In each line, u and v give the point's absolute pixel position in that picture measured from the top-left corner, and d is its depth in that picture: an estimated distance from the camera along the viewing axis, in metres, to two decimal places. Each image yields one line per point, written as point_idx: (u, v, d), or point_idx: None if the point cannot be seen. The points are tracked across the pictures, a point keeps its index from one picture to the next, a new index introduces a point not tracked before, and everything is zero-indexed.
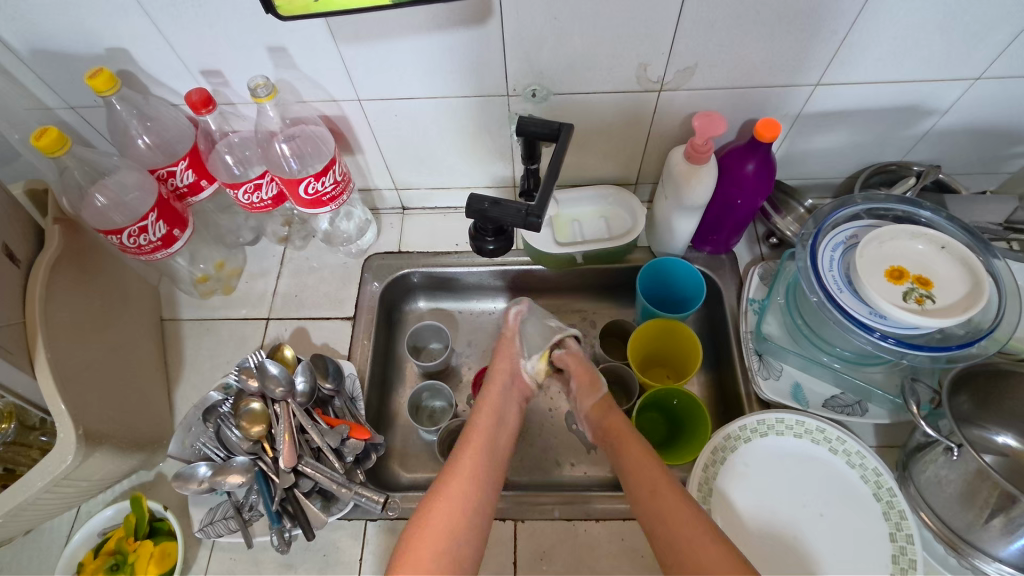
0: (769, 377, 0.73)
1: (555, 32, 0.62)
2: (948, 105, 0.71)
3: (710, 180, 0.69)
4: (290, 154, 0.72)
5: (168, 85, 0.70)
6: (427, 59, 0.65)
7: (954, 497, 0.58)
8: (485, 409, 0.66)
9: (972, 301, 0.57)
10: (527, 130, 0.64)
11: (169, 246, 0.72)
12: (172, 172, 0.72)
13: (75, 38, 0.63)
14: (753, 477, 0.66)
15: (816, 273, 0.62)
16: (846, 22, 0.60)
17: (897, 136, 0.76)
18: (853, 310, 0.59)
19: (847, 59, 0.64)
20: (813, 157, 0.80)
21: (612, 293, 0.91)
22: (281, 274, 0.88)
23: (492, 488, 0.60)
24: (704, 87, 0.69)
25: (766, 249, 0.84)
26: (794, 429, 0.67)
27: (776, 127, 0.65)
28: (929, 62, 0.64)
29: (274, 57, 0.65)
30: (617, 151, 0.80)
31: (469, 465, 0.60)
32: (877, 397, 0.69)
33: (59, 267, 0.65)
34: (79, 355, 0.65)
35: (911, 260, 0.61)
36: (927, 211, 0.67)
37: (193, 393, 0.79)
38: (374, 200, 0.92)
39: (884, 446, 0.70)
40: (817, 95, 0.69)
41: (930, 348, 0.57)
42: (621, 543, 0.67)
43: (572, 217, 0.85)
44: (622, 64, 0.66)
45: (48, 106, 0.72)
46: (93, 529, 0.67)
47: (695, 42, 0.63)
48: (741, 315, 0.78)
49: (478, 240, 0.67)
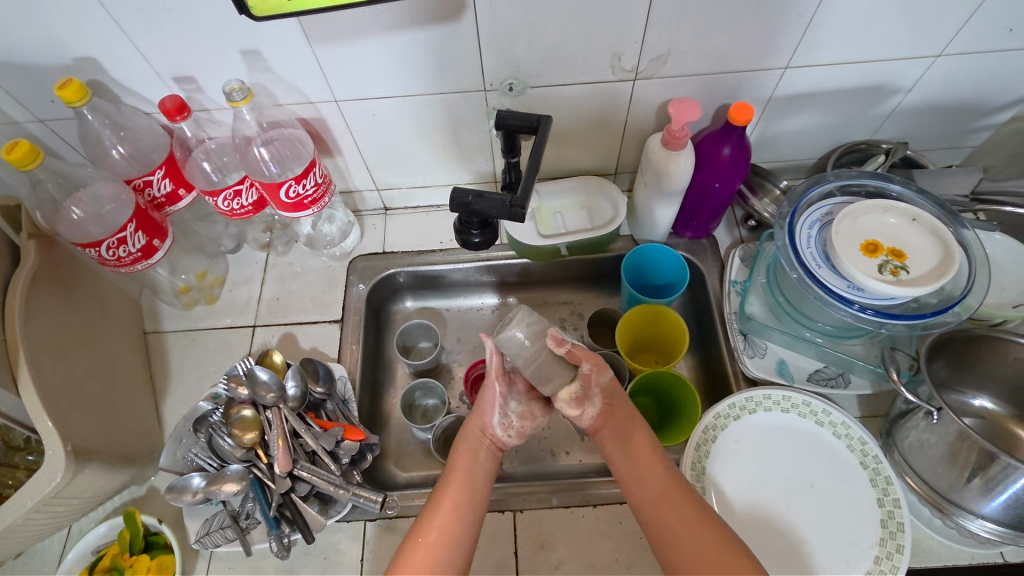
0: (754, 355, 0.74)
1: (529, 26, 0.62)
2: (911, 83, 0.73)
3: (687, 167, 0.71)
4: (269, 159, 0.71)
5: (140, 94, 0.69)
6: (402, 57, 0.65)
7: (937, 459, 0.60)
8: (465, 444, 0.64)
9: (944, 268, 0.59)
10: (507, 124, 0.65)
11: (149, 256, 0.71)
12: (149, 182, 0.71)
13: (41, 48, 0.62)
14: (745, 453, 0.67)
15: (795, 250, 0.64)
16: (810, 5, 0.61)
17: (864, 116, 0.78)
18: (832, 284, 0.60)
19: (813, 42, 0.66)
20: (785, 139, 0.82)
21: (598, 283, 0.92)
22: (265, 280, 0.88)
23: (478, 515, 0.60)
24: (677, 75, 0.70)
25: (745, 232, 0.86)
26: (781, 404, 0.69)
27: (748, 109, 0.66)
28: (892, 40, 0.66)
29: (248, 60, 0.65)
30: (596, 142, 0.81)
31: (453, 497, 0.59)
32: (860, 368, 0.71)
33: (37, 281, 0.64)
34: (63, 371, 0.64)
35: (885, 233, 0.63)
36: (898, 186, 0.69)
37: (181, 405, 0.78)
38: (356, 202, 0.91)
39: (867, 416, 0.72)
40: (787, 78, 0.71)
41: (907, 317, 0.59)
42: (620, 527, 0.69)
43: (554, 209, 0.85)
44: (596, 55, 0.66)
45: (17, 120, 0.71)
46: (86, 547, 0.66)
47: (667, 31, 0.64)
48: (724, 296, 0.79)
49: (464, 234, 0.67)
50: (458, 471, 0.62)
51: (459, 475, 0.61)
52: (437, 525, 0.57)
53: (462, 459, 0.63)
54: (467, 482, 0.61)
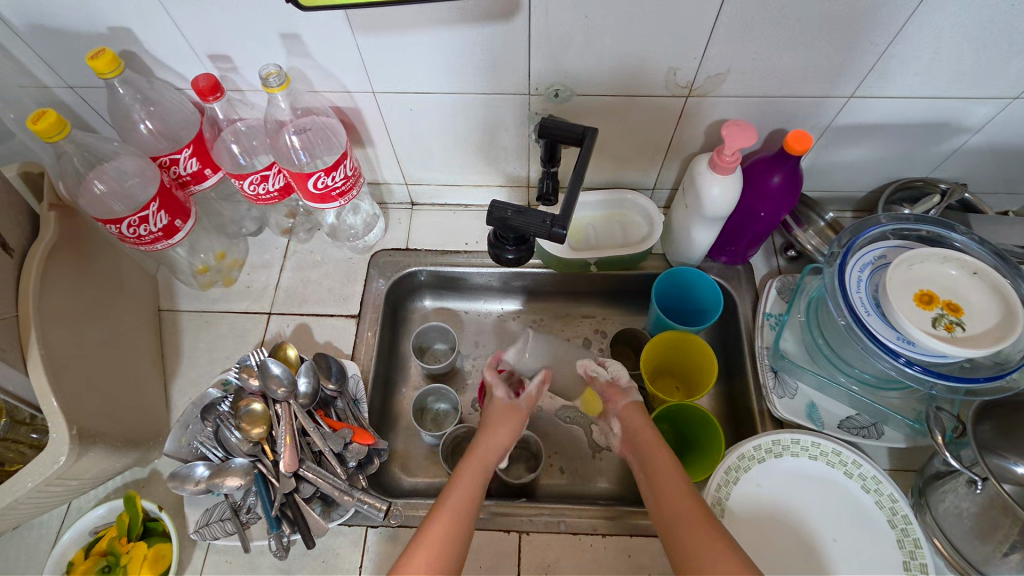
0: (784, 396, 0.71)
1: (584, 31, 0.59)
2: (979, 124, 0.69)
3: (733, 192, 0.67)
4: (299, 147, 0.69)
5: (174, 69, 0.66)
6: (446, 54, 0.62)
7: (972, 530, 0.57)
8: (468, 468, 0.61)
9: (1004, 331, 0.55)
10: (550, 133, 0.62)
11: (170, 236, 0.68)
12: (176, 160, 0.68)
13: (78, 15, 0.59)
14: (766, 498, 0.64)
15: (843, 294, 0.60)
16: (887, 35, 0.57)
17: (925, 152, 0.74)
18: (881, 334, 0.57)
19: (885, 73, 0.62)
20: (838, 169, 0.78)
21: (624, 299, 0.88)
22: (284, 267, 0.86)
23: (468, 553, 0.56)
24: (735, 94, 0.66)
25: (783, 262, 0.83)
26: (808, 451, 0.66)
27: (807, 139, 0.62)
28: (969, 78, 0.62)
29: (287, 44, 0.62)
30: (637, 155, 0.77)
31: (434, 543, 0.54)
32: (894, 421, 0.67)
33: (55, 253, 0.62)
34: (72, 346, 0.62)
35: (942, 285, 0.59)
36: (959, 235, 0.65)
37: (191, 388, 0.77)
38: (382, 194, 0.89)
39: (897, 469, 0.69)
40: (850, 107, 0.67)
41: (957, 378, 0.55)
42: (627, 560, 0.66)
43: (586, 221, 0.83)
44: (649, 67, 0.63)
45: (46, 85, 0.69)
46: (84, 528, 0.65)
47: (730, 48, 0.60)
48: (756, 329, 0.76)
49: (497, 249, 0.65)
50: (446, 513, 0.56)
51: (447, 515, 0.56)
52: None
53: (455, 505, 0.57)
54: (452, 531, 0.55)
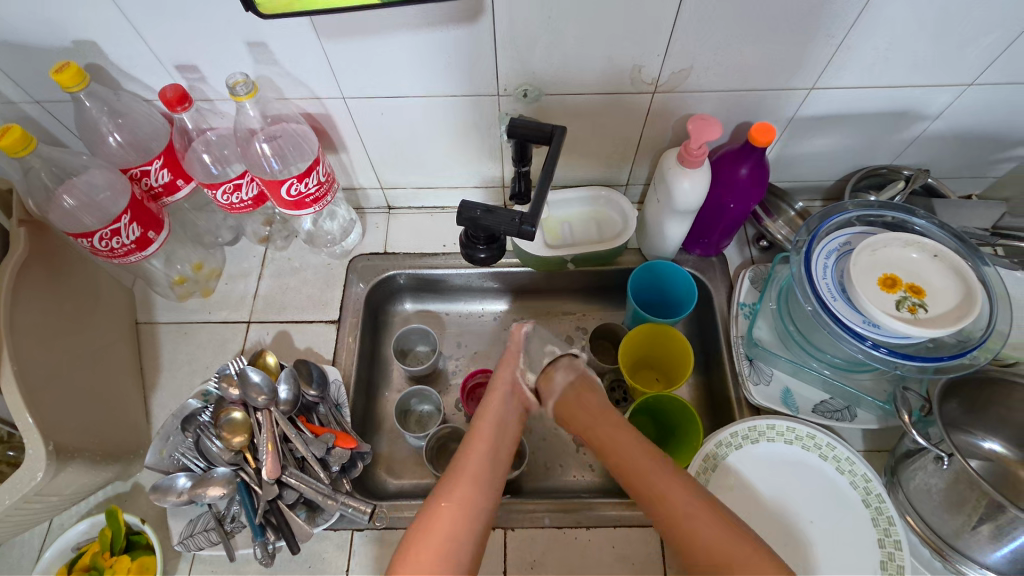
0: (759, 382, 0.73)
1: (547, 32, 0.60)
2: (937, 111, 0.71)
3: (702, 185, 0.68)
4: (270, 154, 0.69)
5: (141, 81, 0.66)
6: (413, 57, 0.63)
7: (942, 504, 0.58)
8: (482, 424, 0.63)
9: (964, 310, 0.57)
10: (519, 133, 0.62)
11: (144, 248, 0.68)
12: (146, 171, 0.68)
13: (39, 29, 0.59)
14: (744, 484, 0.66)
15: (810, 280, 0.62)
16: (842, 27, 0.59)
17: (886, 140, 0.76)
18: (846, 318, 0.58)
19: (842, 64, 0.64)
20: (805, 160, 0.80)
21: (602, 295, 0.89)
22: (262, 275, 0.86)
23: (494, 499, 0.58)
24: (700, 88, 0.67)
25: (756, 252, 0.84)
26: (784, 436, 0.67)
27: (770, 131, 0.64)
28: (923, 67, 0.64)
29: (254, 52, 0.62)
30: (608, 152, 0.78)
31: (455, 498, 0.55)
32: (867, 403, 0.69)
33: (26, 269, 0.62)
34: (45, 362, 0.61)
35: (904, 268, 0.61)
36: (920, 219, 0.67)
37: (171, 400, 0.76)
38: (359, 200, 0.89)
39: (872, 450, 0.71)
40: (811, 98, 0.69)
41: (921, 358, 0.57)
42: (612, 551, 0.67)
43: (561, 219, 0.84)
44: (614, 65, 0.64)
45: (12, 100, 0.68)
46: (67, 544, 0.64)
47: (691, 43, 0.61)
48: (731, 319, 0.78)
49: (470, 249, 0.66)
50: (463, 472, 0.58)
51: (463, 473, 0.58)
52: (429, 547, 0.52)
53: (473, 465, 0.59)
54: (470, 484, 0.57)
